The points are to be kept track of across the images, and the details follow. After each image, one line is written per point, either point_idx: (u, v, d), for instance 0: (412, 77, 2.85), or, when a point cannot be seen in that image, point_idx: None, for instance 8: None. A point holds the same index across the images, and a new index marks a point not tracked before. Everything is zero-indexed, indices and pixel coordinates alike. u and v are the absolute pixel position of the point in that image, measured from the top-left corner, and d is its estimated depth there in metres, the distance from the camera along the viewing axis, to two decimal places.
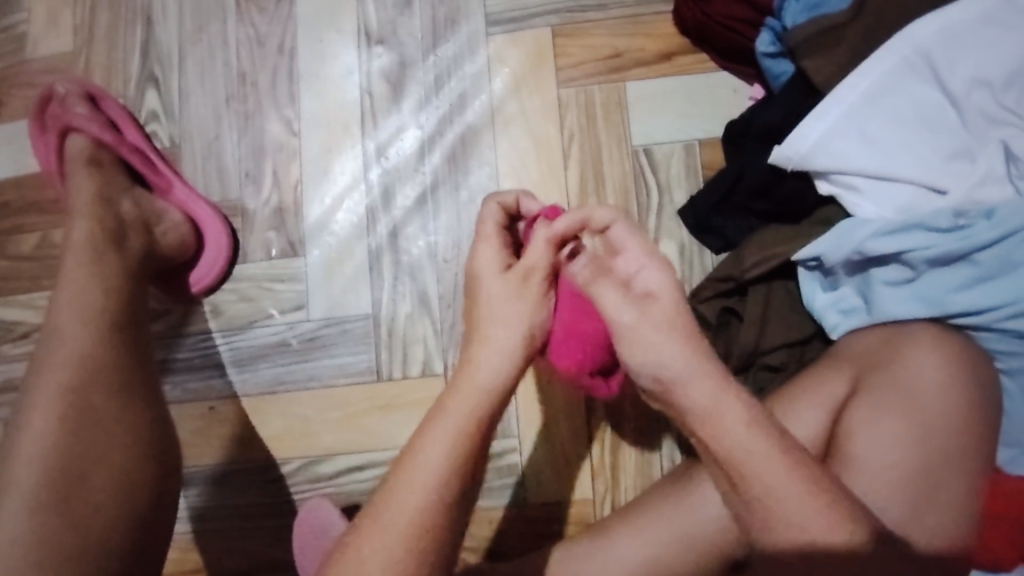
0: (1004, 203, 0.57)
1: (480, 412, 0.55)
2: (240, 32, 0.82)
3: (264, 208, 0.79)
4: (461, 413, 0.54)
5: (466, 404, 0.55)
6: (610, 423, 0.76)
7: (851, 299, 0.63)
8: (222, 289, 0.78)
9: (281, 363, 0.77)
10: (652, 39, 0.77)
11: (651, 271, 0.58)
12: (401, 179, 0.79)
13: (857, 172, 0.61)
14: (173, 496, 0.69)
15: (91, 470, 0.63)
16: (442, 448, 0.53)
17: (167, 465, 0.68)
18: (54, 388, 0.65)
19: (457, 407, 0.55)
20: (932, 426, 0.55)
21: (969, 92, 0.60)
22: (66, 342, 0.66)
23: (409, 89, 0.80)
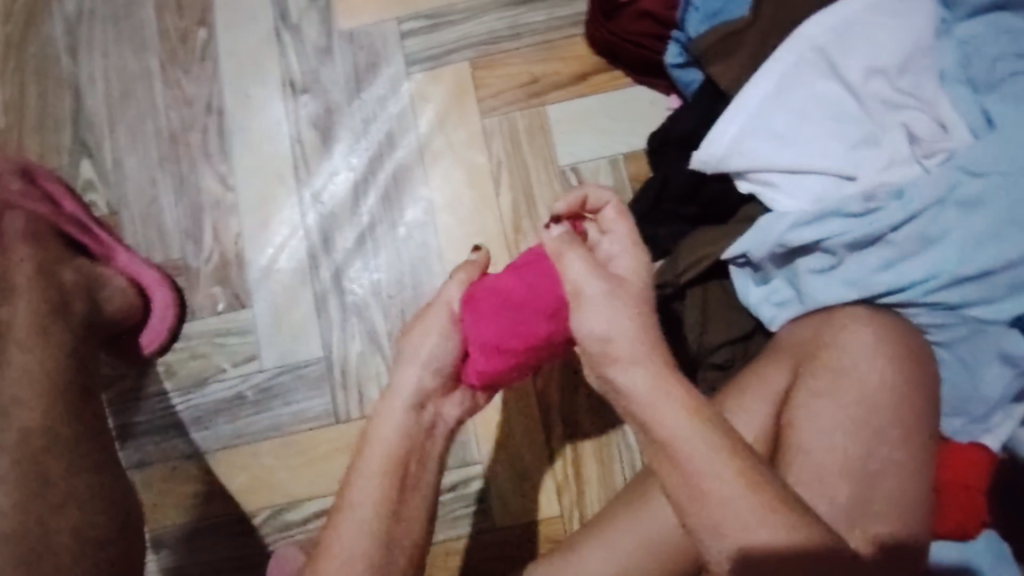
0: (910, 183, 0.62)
1: (398, 457, 0.58)
2: (169, 95, 0.82)
3: (207, 264, 0.79)
4: (378, 460, 0.58)
5: (381, 446, 0.59)
6: (570, 442, 0.75)
7: (784, 288, 0.66)
8: (174, 348, 0.79)
9: (238, 417, 0.77)
10: (567, 62, 0.79)
11: (624, 257, 0.59)
12: (338, 222, 0.78)
13: (774, 168, 0.65)
14: (135, 556, 0.64)
15: (51, 550, 0.58)
16: (371, 499, 0.57)
17: (128, 525, 0.64)
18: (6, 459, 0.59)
19: (374, 454, 0.58)
20: (873, 407, 0.58)
21: (866, 80, 0.65)
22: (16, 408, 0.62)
23: (339, 134, 0.79)
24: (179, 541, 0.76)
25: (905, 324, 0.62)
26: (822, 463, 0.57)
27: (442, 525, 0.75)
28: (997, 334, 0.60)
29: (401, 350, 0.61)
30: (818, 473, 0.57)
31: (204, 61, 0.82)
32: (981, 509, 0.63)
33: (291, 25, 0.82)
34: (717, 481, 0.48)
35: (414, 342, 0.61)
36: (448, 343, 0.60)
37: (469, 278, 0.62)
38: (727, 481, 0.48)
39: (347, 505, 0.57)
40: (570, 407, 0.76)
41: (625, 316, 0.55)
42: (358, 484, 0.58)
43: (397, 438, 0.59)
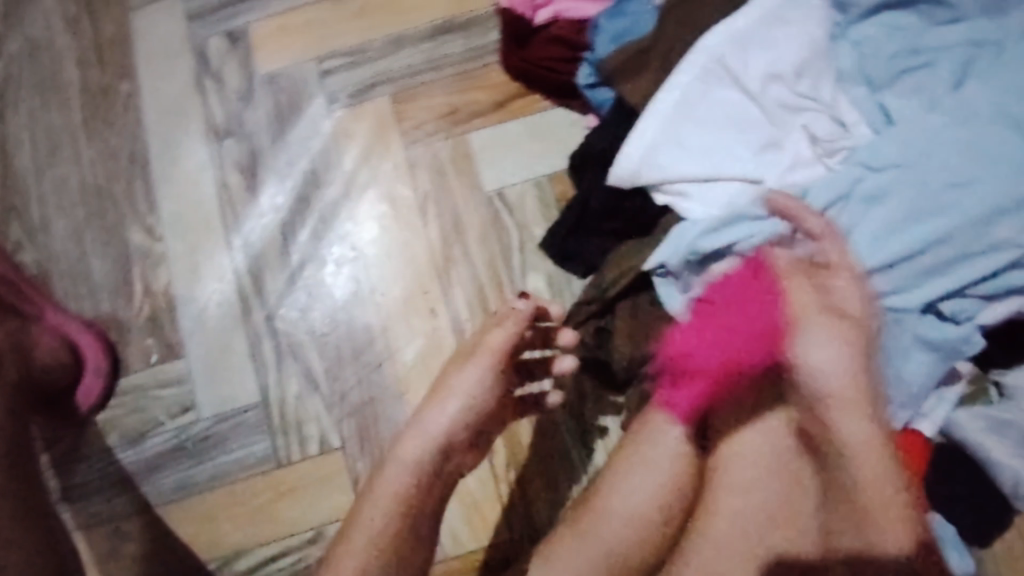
0: (813, 184, 0.65)
1: (406, 495, 0.62)
2: (93, 150, 0.82)
3: (139, 316, 0.78)
4: (380, 501, 0.61)
5: (391, 484, 0.62)
6: (514, 466, 0.74)
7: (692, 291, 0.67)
8: (110, 405, 0.78)
9: (179, 469, 0.76)
10: (485, 90, 0.80)
11: (851, 291, 0.60)
12: (268, 263, 0.78)
13: (684, 178, 0.67)
14: None
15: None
16: (373, 534, 0.60)
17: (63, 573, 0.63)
18: None
19: (386, 489, 0.62)
20: (795, 404, 0.59)
21: (766, 87, 0.67)
22: None
23: (264, 176, 0.80)
24: None
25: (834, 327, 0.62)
26: None
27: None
28: (909, 321, 0.63)
29: (433, 393, 0.64)
30: None
31: (127, 113, 0.83)
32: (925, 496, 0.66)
33: (211, 73, 0.82)
34: (877, 489, 0.56)
35: (450, 386, 0.64)
36: (484, 381, 0.64)
37: (518, 326, 0.65)
38: (875, 471, 0.56)
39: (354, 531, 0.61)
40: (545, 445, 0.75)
41: (829, 342, 0.57)
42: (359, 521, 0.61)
43: (408, 475, 0.62)
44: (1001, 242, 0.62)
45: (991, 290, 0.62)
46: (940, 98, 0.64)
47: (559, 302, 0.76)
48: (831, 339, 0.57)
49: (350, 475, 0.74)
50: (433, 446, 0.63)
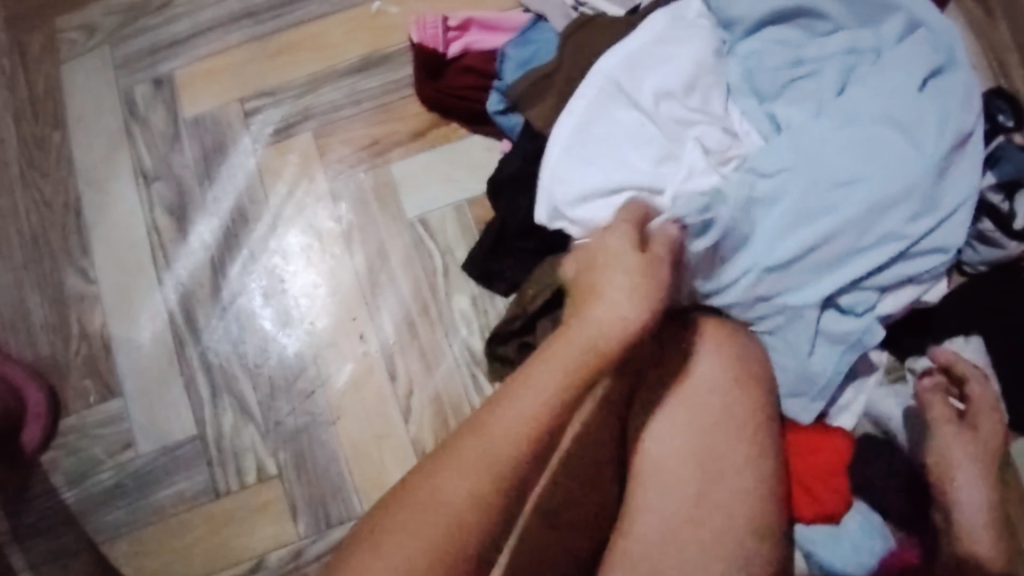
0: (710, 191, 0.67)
1: (513, 454, 0.55)
2: (27, 199, 0.84)
3: (76, 358, 0.80)
4: (472, 462, 0.55)
5: (503, 435, 0.55)
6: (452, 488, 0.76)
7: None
8: (53, 446, 0.79)
9: (121, 506, 0.78)
10: (403, 121, 0.83)
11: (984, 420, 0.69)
12: (200, 300, 0.80)
13: (588, 194, 0.69)
14: None
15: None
16: (458, 491, 0.55)
17: None
18: None
19: (491, 445, 0.55)
20: (705, 404, 0.62)
21: (658, 102, 0.69)
22: None
23: (194, 214, 0.82)
24: None
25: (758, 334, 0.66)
26: (665, 464, 0.61)
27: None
28: (812, 315, 0.66)
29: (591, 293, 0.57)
30: (660, 476, 0.61)
31: (60, 161, 0.85)
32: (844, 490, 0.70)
33: (139, 118, 0.85)
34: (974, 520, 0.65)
35: (601, 290, 0.56)
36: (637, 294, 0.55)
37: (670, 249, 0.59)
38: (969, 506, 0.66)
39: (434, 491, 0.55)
40: (611, 419, 0.62)
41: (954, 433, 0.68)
42: (435, 498, 0.55)
43: (523, 428, 0.55)
44: (887, 235, 0.65)
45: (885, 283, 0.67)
46: (826, 102, 0.68)
47: (484, 321, 0.79)
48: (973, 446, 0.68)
49: (288, 501, 0.76)
50: (543, 408, 0.55)
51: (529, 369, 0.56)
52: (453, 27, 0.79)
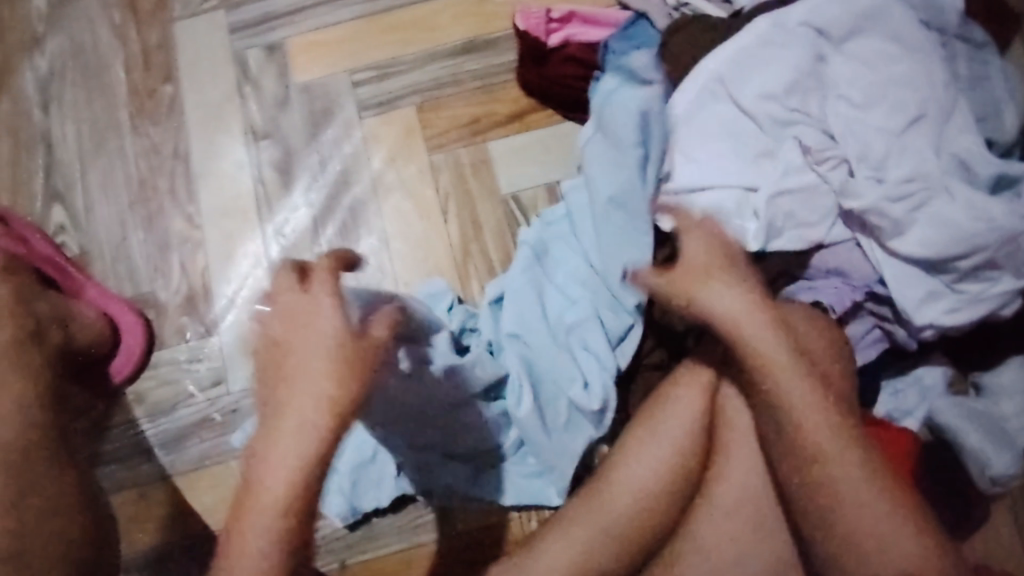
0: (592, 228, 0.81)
1: (318, 412, 0.58)
2: (138, 144, 0.88)
3: (175, 297, 0.84)
4: (304, 410, 0.58)
5: (313, 390, 0.59)
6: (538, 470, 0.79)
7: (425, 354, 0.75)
8: (143, 377, 0.83)
9: (206, 439, 0.81)
10: (504, 104, 0.88)
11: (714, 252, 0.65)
12: (300, 254, 0.84)
13: (685, 187, 0.77)
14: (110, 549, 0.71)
15: (31, 549, 0.64)
16: (284, 477, 0.57)
17: (100, 529, 0.70)
18: None
19: (293, 417, 0.58)
20: None
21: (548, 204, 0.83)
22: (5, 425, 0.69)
23: (298, 173, 0.87)
24: (142, 566, 0.79)
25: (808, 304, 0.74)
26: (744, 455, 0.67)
27: (364, 544, 0.81)
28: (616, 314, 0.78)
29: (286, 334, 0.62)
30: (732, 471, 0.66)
31: (171, 113, 0.89)
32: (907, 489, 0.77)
33: (251, 79, 0.89)
34: (867, 524, 0.55)
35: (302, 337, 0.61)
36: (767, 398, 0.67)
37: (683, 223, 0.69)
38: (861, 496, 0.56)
39: (269, 457, 0.57)
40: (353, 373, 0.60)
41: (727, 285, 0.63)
42: (263, 458, 0.58)
43: (299, 428, 0.58)
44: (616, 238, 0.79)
45: (920, 291, 0.76)
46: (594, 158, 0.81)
47: None
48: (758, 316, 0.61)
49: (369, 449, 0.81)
50: (320, 378, 0.59)
51: (278, 404, 0.59)
52: (554, 19, 0.85)
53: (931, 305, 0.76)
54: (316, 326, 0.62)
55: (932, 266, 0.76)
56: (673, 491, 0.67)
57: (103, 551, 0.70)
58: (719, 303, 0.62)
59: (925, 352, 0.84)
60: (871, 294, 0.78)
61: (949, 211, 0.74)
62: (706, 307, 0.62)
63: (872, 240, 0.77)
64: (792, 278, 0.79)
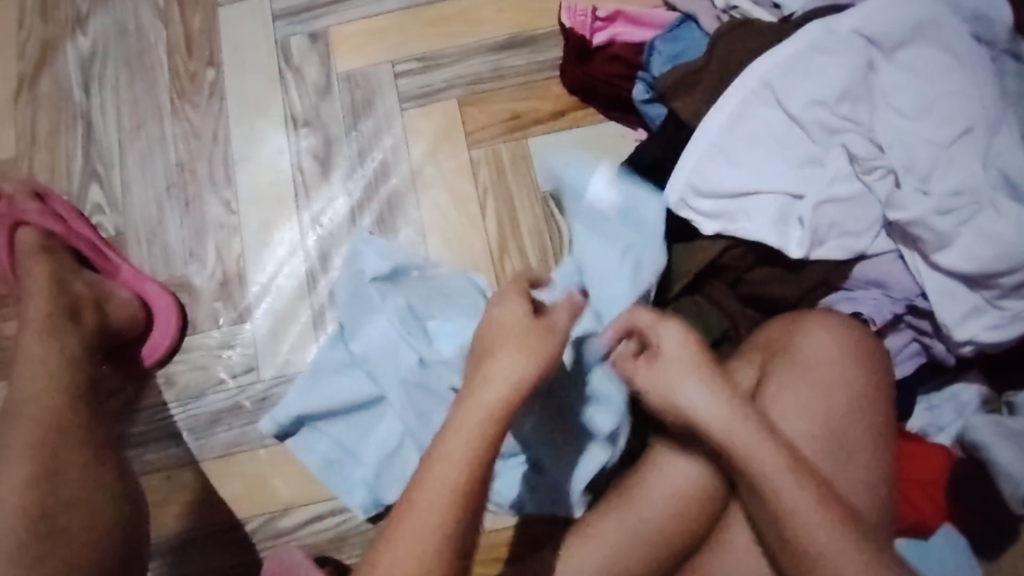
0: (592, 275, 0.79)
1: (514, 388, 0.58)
2: (177, 126, 0.88)
3: (209, 282, 0.84)
4: (489, 396, 0.57)
5: (507, 370, 0.58)
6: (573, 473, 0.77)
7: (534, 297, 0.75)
8: (174, 361, 0.83)
9: (235, 426, 0.81)
10: (546, 100, 0.87)
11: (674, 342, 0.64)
12: (336, 243, 0.84)
13: (726, 192, 0.76)
14: (142, 535, 0.70)
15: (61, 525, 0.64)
16: (453, 465, 0.54)
17: (132, 509, 0.70)
18: (22, 445, 0.67)
19: (480, 396, 0.57)
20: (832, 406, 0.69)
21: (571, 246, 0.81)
22: (35, 404, 0.69)
23: (337, 162, 0.86)
24: (167, 551, 0.78)
25: (845, 314, 0.73)
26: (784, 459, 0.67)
27: None
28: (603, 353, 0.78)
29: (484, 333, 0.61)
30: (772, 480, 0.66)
31: (212, 97, 0.89)
32: (939, 502, 0.75)
33: (293, 66, 0.89)
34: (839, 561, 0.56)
35: (499, 326, 0.61)
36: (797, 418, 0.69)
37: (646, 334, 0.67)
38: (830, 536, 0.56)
39: (446, 435, 0.56)
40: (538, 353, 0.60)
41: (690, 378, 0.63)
42: (442, 457, 0.55)
43: (494, 401, 0.57)
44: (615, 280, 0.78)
45: (963, 306, 0.74)
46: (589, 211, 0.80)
47: None
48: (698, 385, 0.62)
49: None
50: (522, 361, 0.59)
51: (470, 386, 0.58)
52: (600, 17, 0.85)
53: (973, 321, 0.74)
54: (512, 315, 0.62)
55: (976, 281, 0.73)
56: (706, 502, 0.65)
57: (134, 534, 0.69)
58: (685, 395, 0.62)
59: (962, 370, 0.81)
60: (910, 307, 0.76)
61: (994, 225, 0.71)
62: (675, 401, 0.63)
63: (917, 253, 0.75)
64: (833, 288, 0.78)
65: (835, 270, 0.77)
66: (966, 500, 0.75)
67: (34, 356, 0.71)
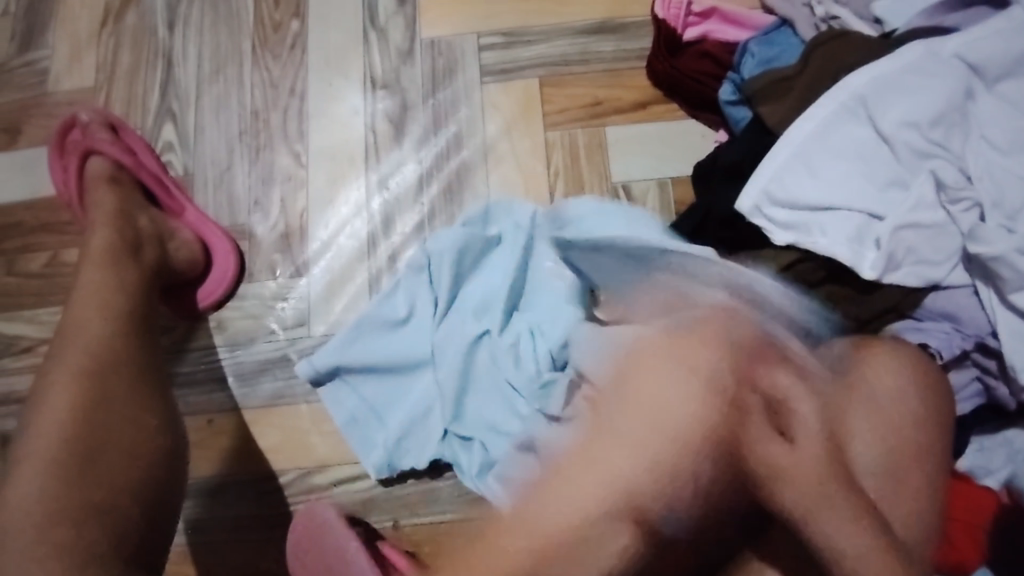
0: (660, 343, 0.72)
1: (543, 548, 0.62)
2: (256, 75, 0.88)
3: (271, 232, 0.84)
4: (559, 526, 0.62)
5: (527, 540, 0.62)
6: None
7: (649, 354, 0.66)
8: (228, 306, 0.83)
9: (281, 378, 0.81)
10: (628, 90, 0.86)
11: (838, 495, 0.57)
12: (400, 209, 0.83)
13: (805, 204, 0.74)
14: (182, 474, 0.69)
15: (104, 452, 0.64)
16: None
17: (175, 446, 0.69)
18: (69, 368, 0.67)
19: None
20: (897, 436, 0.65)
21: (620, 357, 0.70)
22: (87, 330, 0.69)
23: (409, 129, 0.86)
24: (202, 492, 0.79)
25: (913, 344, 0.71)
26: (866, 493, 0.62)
27: (420, 506, 0.78)
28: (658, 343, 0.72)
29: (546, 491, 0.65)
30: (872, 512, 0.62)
31: (293, 49, 0.88)
32: (981, 546, 0.73)
33: (378, 27, 0.88)
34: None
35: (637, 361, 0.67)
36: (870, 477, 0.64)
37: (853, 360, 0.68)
38: None
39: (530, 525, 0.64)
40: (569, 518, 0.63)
41: (836, 518, 0.57)
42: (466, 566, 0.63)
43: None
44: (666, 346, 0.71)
45: None
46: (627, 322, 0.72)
47: None
48: (851, 513, 0.57)
49: None
50: (544, 547, 0.62)
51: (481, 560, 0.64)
52: (694, 13, 0.83)
53: None
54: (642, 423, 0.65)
55: None
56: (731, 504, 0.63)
57: (176, 470, 0.68)
58: (839, 540, 0.56)
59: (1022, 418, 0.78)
60: (980, 345, 0.74)
61: None
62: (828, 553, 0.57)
63: (992, 288, 0.73)
64: (901, 315, 0.75)
65: (906, 297, 0.74)
66: (1011, 548, 0.73)
67: (91, 283, 0.72)
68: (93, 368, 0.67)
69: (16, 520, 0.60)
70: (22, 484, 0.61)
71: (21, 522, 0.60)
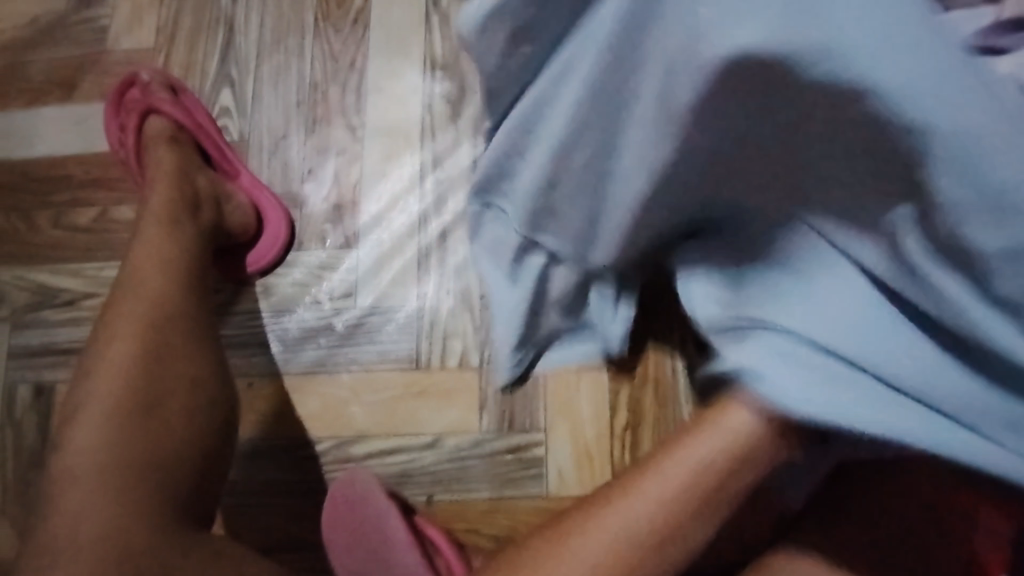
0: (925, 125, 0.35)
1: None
2: (317, 47, 0.89)
3: (323, 203, 0.85)
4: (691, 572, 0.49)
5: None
6: (637, 445, 0.77)
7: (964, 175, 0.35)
8: (275, 272, 0.84)
9: (324, 347, 0.81)
10: None
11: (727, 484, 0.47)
12: (453, 188, 0.84)
13: None
14: (232, 434, 0.71)
15: (162, 405, 0.66)
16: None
17: (228, 404, 0.71)
18: (130, 322, 0.69)
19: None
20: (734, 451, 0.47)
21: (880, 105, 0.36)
22: (146, 286, 0.71)
23: (465, 111, 0.86)
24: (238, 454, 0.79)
25: None
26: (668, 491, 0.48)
27: (452, 484, 0.78)
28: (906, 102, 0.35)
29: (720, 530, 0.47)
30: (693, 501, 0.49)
31: (356, 25, 0.89)
32: None
33: (440, 9, 0.89)
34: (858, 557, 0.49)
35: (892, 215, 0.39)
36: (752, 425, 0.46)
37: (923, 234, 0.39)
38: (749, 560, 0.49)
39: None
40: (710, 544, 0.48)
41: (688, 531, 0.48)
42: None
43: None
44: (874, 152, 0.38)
45: None
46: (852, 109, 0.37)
47: None
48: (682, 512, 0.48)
49: (481, 396, 0.79)
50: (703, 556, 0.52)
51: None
52: None
53: None
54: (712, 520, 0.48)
55: None
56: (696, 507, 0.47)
57: (227, 428, 0.70)
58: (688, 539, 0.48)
59: None
60: None
61: None
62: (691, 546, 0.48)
63: None
64: None
65: None
66: None
67: (152, 240, 0.73)
68: (153, 324, 0.69)
69: (78, 467, 0.62)
70: (82, 428, 0.63)
71: (80, 469, 0.61)
